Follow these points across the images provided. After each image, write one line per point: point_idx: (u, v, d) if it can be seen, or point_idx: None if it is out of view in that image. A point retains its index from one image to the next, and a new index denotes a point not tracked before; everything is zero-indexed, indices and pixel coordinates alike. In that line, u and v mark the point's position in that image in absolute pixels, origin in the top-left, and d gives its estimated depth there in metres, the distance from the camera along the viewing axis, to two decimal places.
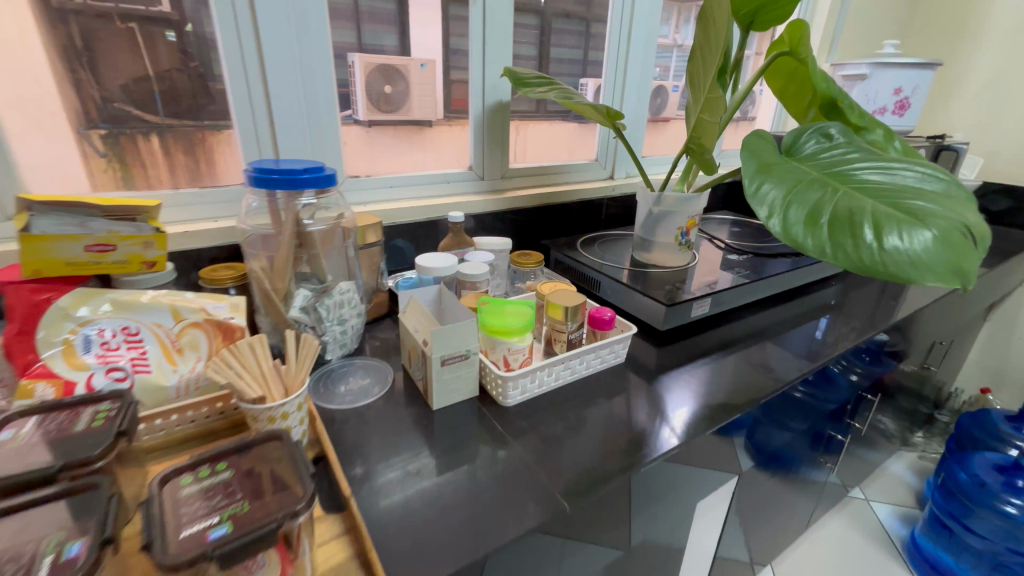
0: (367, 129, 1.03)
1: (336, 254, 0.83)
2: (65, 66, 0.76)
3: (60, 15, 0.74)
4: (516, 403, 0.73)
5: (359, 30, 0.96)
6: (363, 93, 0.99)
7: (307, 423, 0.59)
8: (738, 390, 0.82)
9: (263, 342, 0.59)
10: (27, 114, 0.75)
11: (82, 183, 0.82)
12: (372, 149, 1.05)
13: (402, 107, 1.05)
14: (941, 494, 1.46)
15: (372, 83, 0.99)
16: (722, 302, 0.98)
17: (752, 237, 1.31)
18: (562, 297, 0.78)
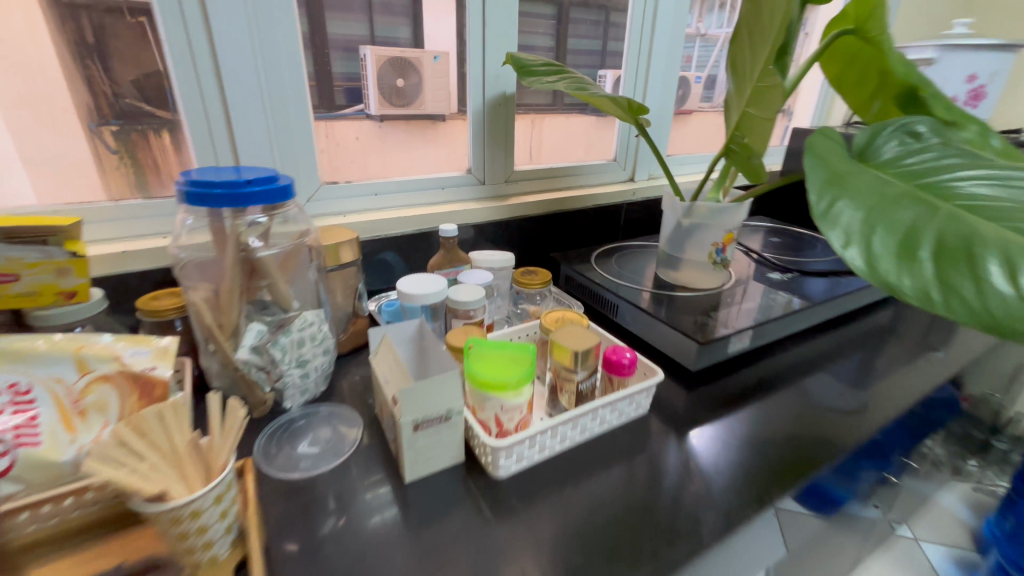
0: (379, 124, 0.92)
1: (300, 279, 0.69)
2: (76, 61, 0.69)
3: (70, 11, 0.67)
4: (511, 473, 0.58)
5: (372, 23, 0.85)
6: (374, 87, 0.88)
7: (231, 517, 0.45)
8: (790, 451, 0.65)
9: (178, 408, 0.45)
10: (39, 112, 0.70)
11: (96, 185, 0.75)
12: (383, 145, 0.94)
13: (415, 101, 0.93)
14: (1009, 540, 1.29)
15: (384, 76, 0.88)
16: (765, 334, 0.82)
17: (793, 249, 1.14)
18: (571, 336, 0.64)
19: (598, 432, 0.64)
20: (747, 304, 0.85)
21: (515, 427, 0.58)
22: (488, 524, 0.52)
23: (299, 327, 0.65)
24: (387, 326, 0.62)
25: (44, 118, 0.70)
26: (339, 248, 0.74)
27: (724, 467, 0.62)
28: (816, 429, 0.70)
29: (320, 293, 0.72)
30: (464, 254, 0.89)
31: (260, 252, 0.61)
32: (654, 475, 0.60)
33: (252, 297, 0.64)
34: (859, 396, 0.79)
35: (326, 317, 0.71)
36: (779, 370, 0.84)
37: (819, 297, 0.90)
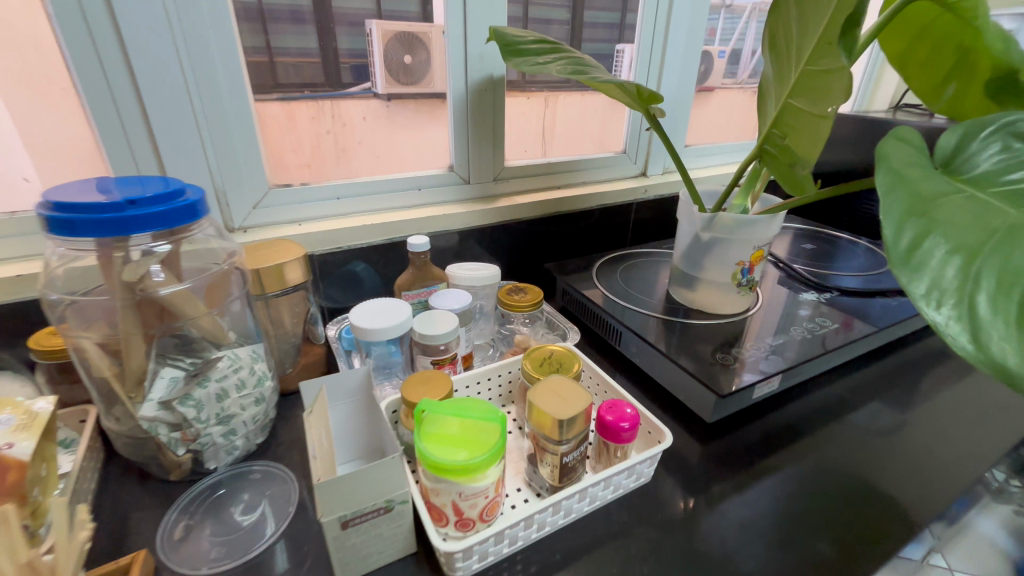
0: (387, 103, 0.80)
1: (233, 310, 0.58)
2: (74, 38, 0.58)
3: None
4: (472, 572, 0.46)
5: None
6: (382, 65, 0.77)
7: None
8: (832, 537, 0.52)
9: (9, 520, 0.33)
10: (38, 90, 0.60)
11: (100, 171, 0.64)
12: (392, 127, 0.82)
13: (424, 80, 0.81)
14: None
15: (391, 53, 0.77)
16: (798, 374, 0.68)
17: (830, 258, 0.98)
18: (555, 393, 0.51)
19: (588, 510, 0.52)
20: (777, 336, 0.71)
21: (479, 514, 0.45)
22: None
23: (221, 374, 0.53)
24: (325, 377, 0.50)
25: (45, 97, 0.60)
26: (284, 269, 0.61)
27: (750, 564, 0.48)
28: (864, 503, 0.56)
29: (250, 322, 0.60)
30: (439, 270, 0.76)
31: (162, 290, 0.49)
32: (658, 575, 0.46)
33: (173, 332, 0.52)
34: (917, 453, 0.64)
35: (262, 354, 0.60)
36: (815, 414, 0.70)
37: (866, 326, 0.74)
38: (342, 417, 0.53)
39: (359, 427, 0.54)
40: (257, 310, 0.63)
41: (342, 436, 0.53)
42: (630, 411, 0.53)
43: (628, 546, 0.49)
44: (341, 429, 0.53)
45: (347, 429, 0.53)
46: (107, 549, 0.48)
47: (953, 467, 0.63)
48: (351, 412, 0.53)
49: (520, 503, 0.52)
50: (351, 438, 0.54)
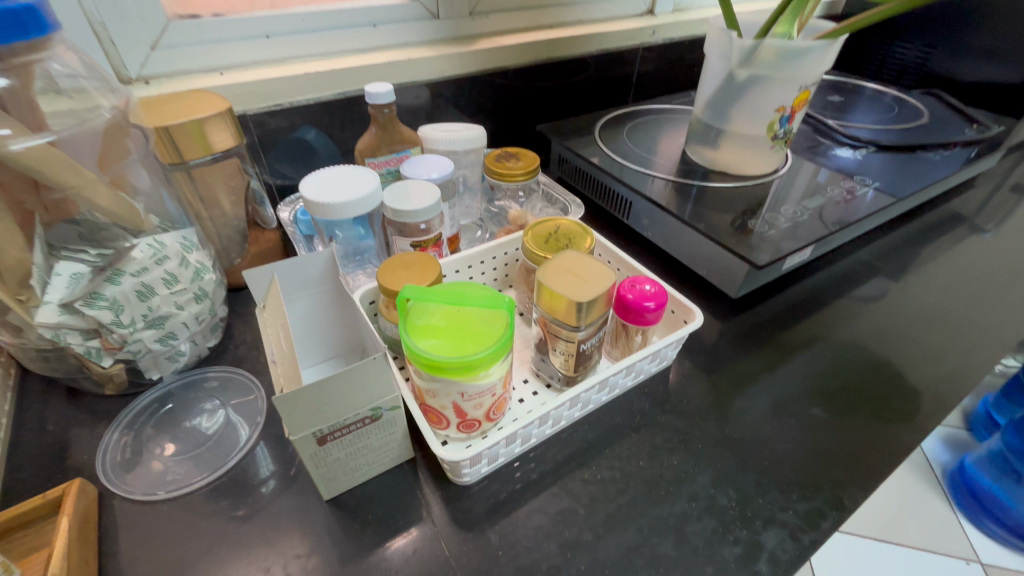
0: None
1: (145, 189, 0.45)
2: None
3: None
4: (480, 475, 0.40)
5: None
6: None
7: None
8: (869, 413, 0.47)
9: None
10: None
11: None
12: None
13: None
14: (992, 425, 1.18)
15: None
16: (830, 243, 0.60)
17: (859, 111, 0.85)
18: (570, 272, 0.41)
19: (605, 400, 0.46)
20: (810, 199, 0.61)
21: (485, 414, 0.39)
22: (447, 568, 0.35)
23: (140, 267, 0.41)
24: (277, 264, 0.39)
25: None
26: (204, 129, 0.45)
27: (785, 447, 0.43)
28: (900, 374, 0.52)
29: (173, 205, 0.47)
30: (410, 131, 0.61)
31: (10, 144, 0.34)
32: (687, 464, 0.42)
33: (68, 218, 0.39)
34: (951, 320, 0.59)
35: (195, 242, 0.47)
36: (842, 284, 0.63)
37: (873, 196, 0.63)
38: (306, 312, 0.43)
39: (330, 322, 0.44)
40: (179, 186, 0.49)
41: (309, 334, 0.44)
42: (653, 287, 0.44)
43: (652, 437, 0.44)
44: (306, 325, 0.43)
45: (315, 326, 0.44)
46: (37, 478, 0.40)
47: (989, 331, 0.58)
48: (318, 306, 0.43)
49: (529, 397, 0.46)
50: (322, 336, 0.44)
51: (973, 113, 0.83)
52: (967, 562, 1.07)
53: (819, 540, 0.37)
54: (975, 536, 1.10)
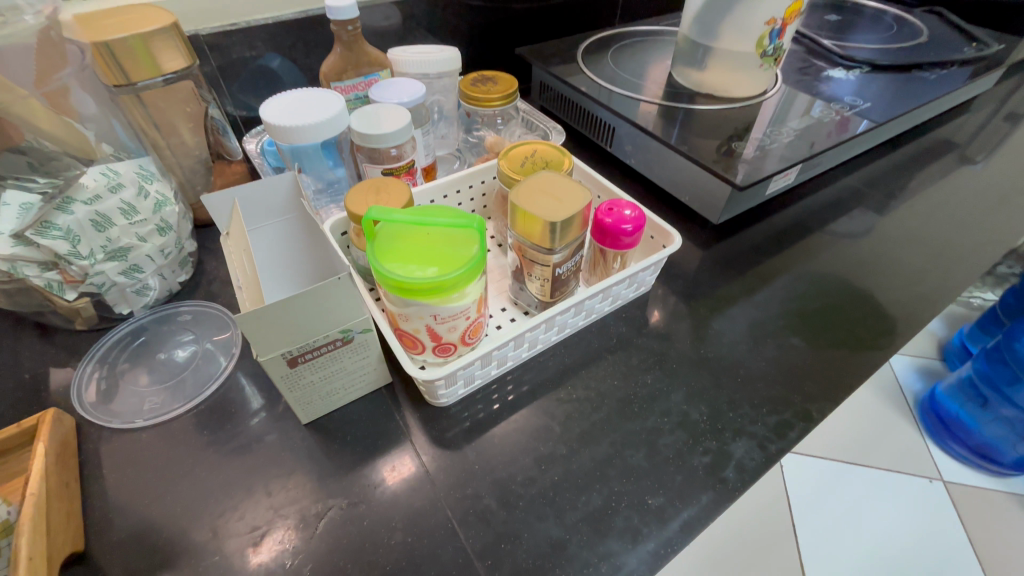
0: None
1: (91, 115, 0.42)
2: None
3: None
4: (457, 398, 0.41)
5: None
6: None
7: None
8: (843, 333, 0.48)
9: None
10: None
11: None
12: None
13: None
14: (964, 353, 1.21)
15: None
16: (813, 167, 0.60)
17: (858, 31, 0.81)
18: (546, 193, 0.40)
19: (582, 325, 0.46)
20: (799, 121, 0.59)
21: (460, 337, 0.38)
22: (426, 481, 0.36)
23: (92, 195, 0.39)
24: (238, 188, 0.37)
25: None
26: (149, 46, 0.42)
27: (758, 365, 0.44)
28: (877, 297, 0.52)
29: (126, 135, 0.45)
30: (378, 53, 0.57)
31: None
32: (663, 383, 0.42)
33: (12, 146, 0.36)
34: (932, 244, 0.59)
35: (155, 171, 0.45)
36: (827, 212, 0.63)
37: (864, 122, 0.60)
38: (274, 240, 0.42)
39: (300, 251, 0.43)
40: (129, 110, 0.45)
41: (279, 264, 0.43)
42: (633, 212, 0.43)
43: (629, 359, 0.44)
44: (275, 254, 0.42)
45: (284, 255, 0.43)
46: (12, 413, 0.39)
47: (969, 254, 0.58)
48: (285, 233, 0.42)
49: (507, 324, 0.46)
50: (292, 265, 0.43)
51: (973, 31, 0.80)
52: (930, 480, 1.13)
53: (785, 448, 0.38)
54: (938, 456, 1.17)
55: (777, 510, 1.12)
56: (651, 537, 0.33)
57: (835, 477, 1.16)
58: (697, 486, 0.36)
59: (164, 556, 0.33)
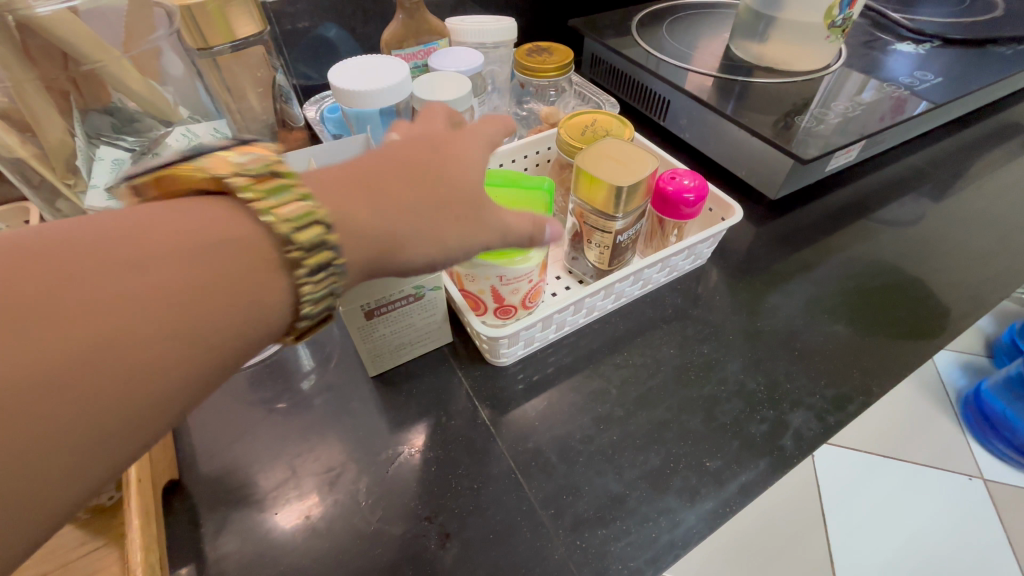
0: None
1: (177, 77, 0.43)
2: None
3: None
4: (515, 359, 0.42)
5: None
6: None
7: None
8: (904, 312, 0.47)
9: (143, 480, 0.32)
10: None
11: None
12: None
13: None
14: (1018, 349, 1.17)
15: None
16: (875, 145, 0.58)
17: (927, 4, 0.77)
18: (611, 158, 0.40)
19: (637, 295, 0.46)
20: (864, 95, 0.57)
21: (521, 300, 0.39)
22: (488, 434, 0.38)
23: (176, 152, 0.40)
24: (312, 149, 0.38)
25: None
26: (226, 12, 0.44)
27: (815, 340, 0.44)
28: (938, 278, 0.51)
29: (207, 97, 0.46)
30: (437, 21, 0.57)
31: (38, 8, 0.32)
32: (718, 353, 0.43)
33: (102, 106, 0.39)
34: (1000, 226, 0.57)
35: (228, 133, 0.45)
36: (887, 191, 0.61)
37: (932, 95, 0.58)
38: None
39: None
40: (206, 74, 0.47)
41: None
42: (694, 181, 0.43)
43: (684, 328, 0.45)
44: None
45: None
46: None
47: None
48: None
49: (562, 292, 0.47)
50: None
51: None
52: (970, 478, 1.11)
53: (843, 420, 0.38)
54: (981, 455, 1.14)
55: (810, 499, 1.10)
56: (709, 497, 0.34)
57: (870, 470, 1.14)
58: (754, 453, 0.36)
59: (247, 489, 0.35)
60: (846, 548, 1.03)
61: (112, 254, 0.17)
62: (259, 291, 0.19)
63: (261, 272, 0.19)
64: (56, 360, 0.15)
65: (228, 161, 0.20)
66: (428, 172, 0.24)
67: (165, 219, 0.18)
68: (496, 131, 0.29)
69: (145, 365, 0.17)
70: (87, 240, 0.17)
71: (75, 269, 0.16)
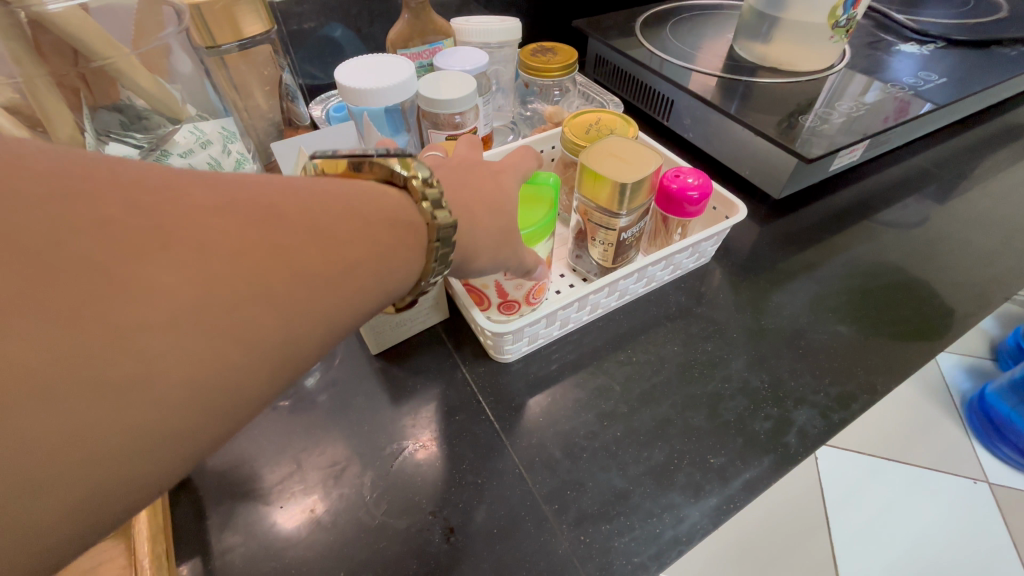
0: None
1: (186, 75, 0.44)
2: None
3: None
4: (520, 355, 0.42)
5: None
6: None
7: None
8: (909, 311, 0.47)
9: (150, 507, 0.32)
10: None
11: None
12: None
13: None
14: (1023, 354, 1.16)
15: None
16: (880, 144, 0.58)
17: (932, 6, 0.77)
18: (615, 156, 0.40)
19: (641, 292, 0.47)
20: (868, 96, 0.57)
21: (525, 296, 0.40)
22: (492, 429, 0.38)
23: (185, 149, 0.40)
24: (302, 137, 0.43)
25: None
26: (235, 13, 0.45)
27: (819, 338, 0.44)
28: (941, 277, 0.51)
29: (215, 96, 0.47)
30: (443, 21, 0.58)
31: (49, 4, 0.33)
32: (722, 351, 0.43)
33: (112, 104, 0.39)
34: (1006, 227, 0.57)
35: (236, 131, 0.45)
36: (892, 192, 0.61)
37: (937, 96, 0.58)
38: None
39: None
40: (212, 72, 0.48)
41: None
42: (697, 179, 0.43)
43: (688, 326, 0.45)
44: None
45: None
46: None
47: None
48: None
49: (566, 289, 0.47)
50: None
51: None
52: (975, 482, 1.10)
53: (847, 418, 0.38)
54: (985, 459, 1.13)
55: (813, 501, 1.10)
56: (713, 494, 0.34)
57: (874, 473, 1.13)
58: (758, 449, 0.36)
59: (251, 483, 0.35)
60: (848, 550, 1.03)
61: (332, 204, 0.21)
62: (410, 256, 0.23)
63: (414, 243, 0.23)
64: (288, 268, 0.18)
65: (399, 166, 0.25)
66: (496, 197, 0.30)
67: (364, 191, 0.22)
68: (526, 163, 0.35)
69: (339, 296, 0.20)
70: (315, 188, 0.21)
71: (308, 207, 0.20)
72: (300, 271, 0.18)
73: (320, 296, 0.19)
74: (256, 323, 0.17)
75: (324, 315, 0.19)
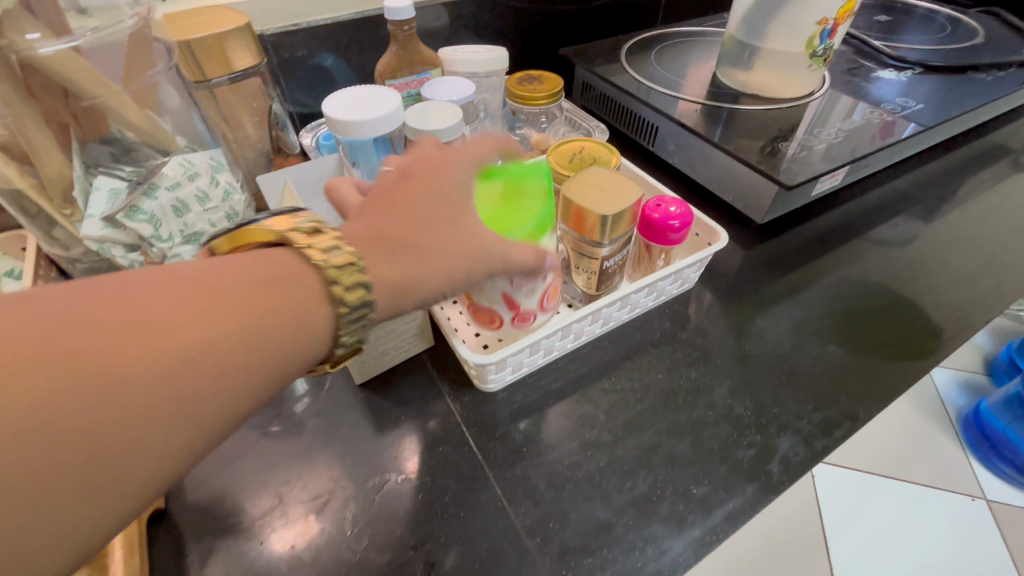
0: None
1: (174, 107, 0.44)
2: None
3: None
4: (504, 384, 0.42)
5: None
6: None
7: None
8: (892, 334, 0.47)
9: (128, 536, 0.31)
10: None
11: None
12: None
13: None
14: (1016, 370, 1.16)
15: None
16: (860, 169, 0.59)
17: (910, 32, 0.79)
18: (596, 186, 0.41)
19: (626, 318, 0.47)
20: (847, 122, 0.59)
21: (539, 304, 0.39)
22: (475, 460, 0.38)
23: (172, 182, 0.41)
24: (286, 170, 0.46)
25: None
26: (224, 45, 0.45)
27: (803, 363, 0.44)
28: (924, 300, 0.51)
29: (203, 128, 0.46)
30: (431, 52, 0.59)
31: (42, 48, 0.34)
32: (707, 378, 0.43)
33: (101, 137, 0.40)
34: (987, 249, 0.57)
35: (224, 161, 0.46)
36: (875, 215, 0.62)
37: (914, 121, 0.59)
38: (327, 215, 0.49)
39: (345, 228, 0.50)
40: (202, 104, 0.48)
41: None
42: (679, 208, 0.43)
43: (672, 352, 0.45)
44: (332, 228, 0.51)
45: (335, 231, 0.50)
46: None
47: None
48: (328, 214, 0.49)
49: None
50: None
51: None
52: (973, 499, 1.10)
53: (831, 445, 0.38)
54: (983, 477, 1.13)
55: (812, 521, 1.08)
56: (696, 525, 0.34)
57: (872, 491, 1.12)
58: (741, 478, 0.36)
59: (233, 518, 0.35)
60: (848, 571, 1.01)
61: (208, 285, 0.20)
62: (310, 319, 0.22)
63: (313, 304, 0.22)
64: (147, 363, 0.17)
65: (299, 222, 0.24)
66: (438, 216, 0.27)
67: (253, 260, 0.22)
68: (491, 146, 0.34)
69: (224, 376, 0.19)
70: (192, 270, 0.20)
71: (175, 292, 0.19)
72: (162, 360, 0.18)
73: (187, 386, 0.18)
74: (122, 422, 0.17)
75: (196, 402, 0.19)
